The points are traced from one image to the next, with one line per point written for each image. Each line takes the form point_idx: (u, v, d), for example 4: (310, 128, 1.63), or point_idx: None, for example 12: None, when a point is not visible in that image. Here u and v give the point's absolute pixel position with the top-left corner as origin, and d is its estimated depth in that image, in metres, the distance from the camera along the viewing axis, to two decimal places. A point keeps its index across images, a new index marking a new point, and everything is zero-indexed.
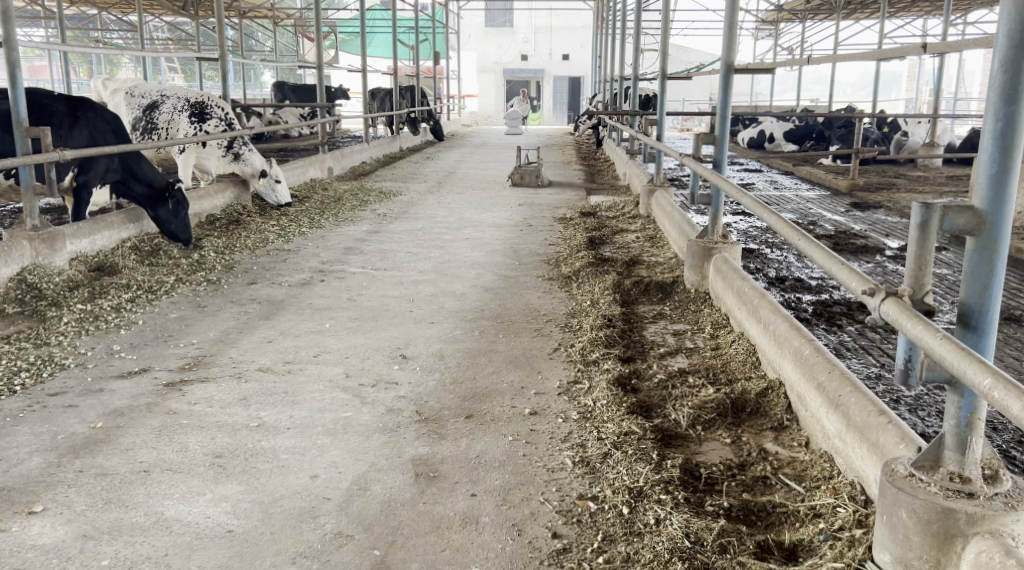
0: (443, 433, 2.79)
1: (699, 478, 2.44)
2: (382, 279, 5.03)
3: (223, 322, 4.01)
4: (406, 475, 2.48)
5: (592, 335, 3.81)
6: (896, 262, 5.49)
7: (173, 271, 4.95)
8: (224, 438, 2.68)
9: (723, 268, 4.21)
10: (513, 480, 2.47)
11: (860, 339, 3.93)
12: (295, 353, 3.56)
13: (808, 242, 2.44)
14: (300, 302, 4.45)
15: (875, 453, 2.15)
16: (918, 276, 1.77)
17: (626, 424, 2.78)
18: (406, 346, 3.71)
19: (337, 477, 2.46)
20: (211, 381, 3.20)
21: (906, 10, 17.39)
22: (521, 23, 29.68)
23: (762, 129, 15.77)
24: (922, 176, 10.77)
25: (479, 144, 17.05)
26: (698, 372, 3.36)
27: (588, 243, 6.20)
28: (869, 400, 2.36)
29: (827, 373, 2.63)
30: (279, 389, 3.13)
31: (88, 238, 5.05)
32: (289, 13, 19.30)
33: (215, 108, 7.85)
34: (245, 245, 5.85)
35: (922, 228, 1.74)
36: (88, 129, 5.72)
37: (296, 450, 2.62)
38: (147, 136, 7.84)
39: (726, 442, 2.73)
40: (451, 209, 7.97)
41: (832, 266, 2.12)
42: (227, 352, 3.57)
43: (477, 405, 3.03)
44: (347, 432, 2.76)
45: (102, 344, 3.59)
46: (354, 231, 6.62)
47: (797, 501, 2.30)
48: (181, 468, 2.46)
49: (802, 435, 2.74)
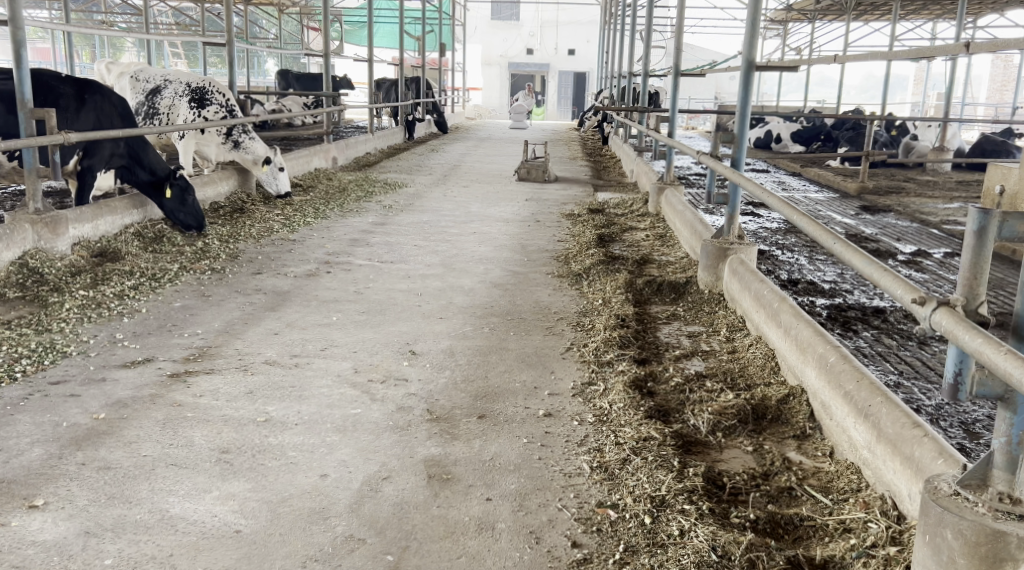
0: (456, 433, 2.70)
1: (723, 488, 2.36)
2: (389, 272, 4.93)
3: (228, 312, 3.92)
4: (419, 477, 2.39)
5: (606, 335, 3.72)
6: (909, 267, 5.41)
7: (177, 258, 4.85)
8: (230, 433, 2.60)
9: (740, 269, 4.13)
10: (529, 484, 2.38)
11: (876, 345, 3.85)
12: (301, 347, 3.47)
13: (843, 246, 2.36)
14: (306, 293, 4.36)
15: (909, 467, 2.08)
16: (972, 285, 1.70)
17: (645, 429, 2.70)
18: (416, 342, 3.62)
19: (348, 476, 2.37)
20: (217, 372, 3.12)
21: (916, 13, 17.27)
22: (527, 16, 29.48)
23: (770, 130, 15.69)
24: (931, 181, 10.69)
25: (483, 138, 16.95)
26: (716, 376, 3.28)
27: (597, 240, 6.10)
28: (903, 412, 2.27)
29: (854, 382, 2.54)
30: (287, 383, 3.04)
31: (91, 223, 4.97)
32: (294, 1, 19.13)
33: (216, 94, 7.68)
34: (249, 234, 5.75)
35: (980, 234, 1.67)
36: (94, 112, 5.62)
37: (305, 447, 2.54)
38: (149, 120, 7.72)
39: (746, 450, 2.65)
40: (457, 203, 7.87)
41: (875, 272, 2.04)
42: (232, 343, 3.47)
43: (490, 405, 2.95)
44: (357, 430, 2.68)
45: (105, 332, 3.50)
46: (360, 223, 6.52)
47: (825, 514, 2.22)
48: (186, 464, 2.38)
49: (826, 445, 2.66)
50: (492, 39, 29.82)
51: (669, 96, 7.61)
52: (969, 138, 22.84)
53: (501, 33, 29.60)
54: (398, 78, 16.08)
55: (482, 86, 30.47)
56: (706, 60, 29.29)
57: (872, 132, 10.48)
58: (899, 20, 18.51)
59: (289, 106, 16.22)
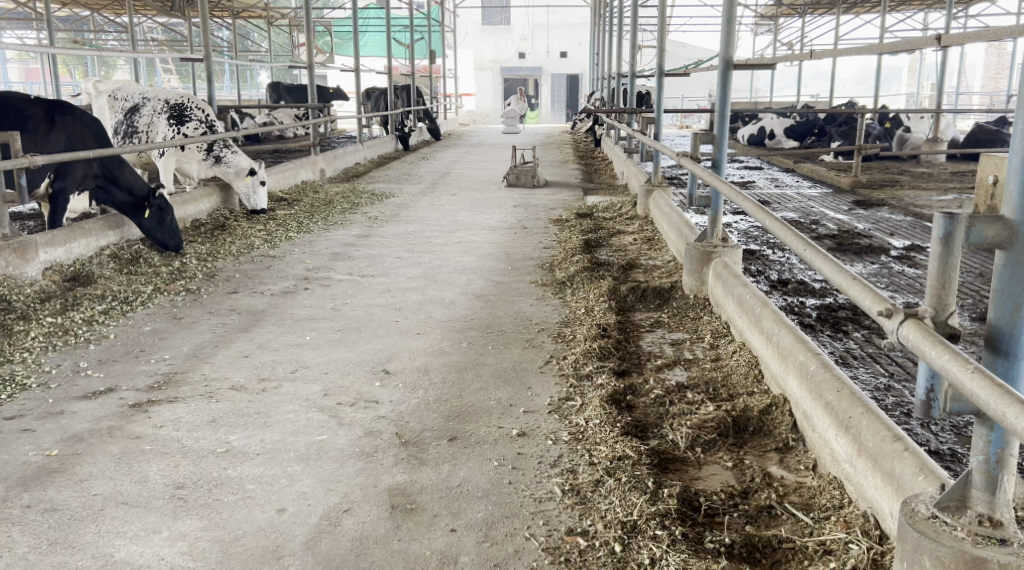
0: (424, 458, 2.60)
1: (699, 510, 2.25)
2: (369, 287, 4.84)
3: (199, 335, 3.83)
4: (381, 508, 2.29)
5: (586, 346, 3.61)
6: (901, 263, 5.30)
7: (151, 280, 4.76)
8: (188, 466, 2.50)
9: (724, 274, 4.03)
10: (497, 512, 2.28)
11: (867, 347, 3.73)
12: (271, 369, 3.37)
13: (814, 252, 2.26)
14: (281, 312, 4.26)
15: (890, 483, 1.97)
16: (940, 296, 1.62)
17: (620, 447, 2.59)
18: (390, 360, 3.52)
19: (307, 510, 2.27)
20: (181, 401, 3.01)
21: (906, 4, 17.19)
22: (518, 21, 29.49)
23: (762, 127, 15.59)
24: (926, 173, 10.59)
25: (476, 144, 16.87)
26: (698, 387, 3.17)
27: (584, 246, 5.99)
28: (884, 423, 2.16)
29: (835, 392, 2.43)
30: (251, 410, 2.94)
31: (64, 247, 4.89)
32: (283, 13, 19.06)
33: (195, 110, 7.60)
34: (229, 252, 5.65)
35: (946, 241, 1.58)
36: (66, 133, 5.54)
37: (265, 479, 2.44)
38: (128, 139, 7.61)
39: (727, 466, 2.54)
40: (444, 212, 7.77)
41: (844, 281, 1.94)
42: (199, 368, 3.37)
43: (461, 426, 2.84)
44: (321, 459, 2.57)
45: (68, 361, 3.41)
46: (344, 236, 6.42)
47: (804, 535, 2.12)
48: (138, 502, 2.29)
49: (809, 457, 2.55)
50: (483, 44, 29.81)
51: (655, 96, 7.45)
52: (963, 127, 22.79)
53: (492, 38, 29.59)
54: (388, 88, 16.01)
55: (475, 91, 30.37)
56: (697, 58, 29.18)
57: (864, 126, 10.36)
58: (890, 11, 18.44)
59: (278, 118, 16.14)
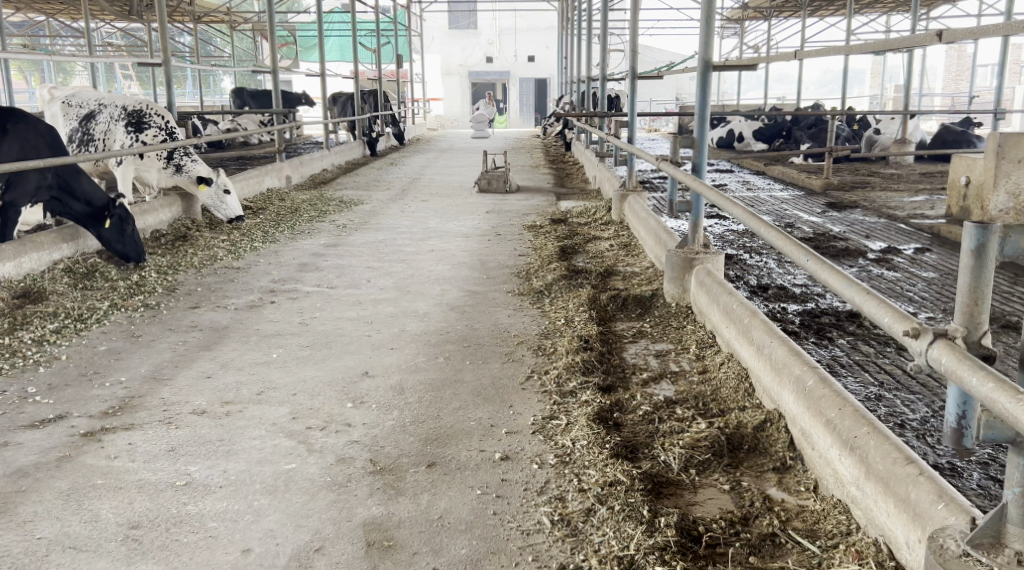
0: (401, 487, 2.42)
1: (699, 541, 2.11)
2: (338, 299, 4.63)
3: (158, 354, 3.61)
4: (356, 546, 2.11)
5: (569, 360, 3.46)
6: (880, 266, 5.21)
7: (108, 295, 4.51)
8: (144, 503, 2.30)
9: (706, 281, 3.90)
10: (480, 549, 2.10)
11: (853, 354, 3.62)
12: (235, 392, 3.16)
13: (819, 262, 2.13)
14: (246, 328, 4.04)
15: (905, 511, 1.84)
16: (972, 314, 1.55)
17: (611, 472, 2.43)
18: (363, 378, 3.34)
19: (275, 551, 2.09)
20: (137, 428, 2.80)
21: (871, 6, 17.31)
22: (485, 24, 29.37)
23: (732, 129, 15.61)
24: (895, 174, 10.59)
25: (445, 149, 16.65)
26: (687, 403, 3.03)
27: (560, 253, 5.84)
28: (892, 443, 2.03)
29: (837, 409, 2.29)
30: (213, 437, 2.73)
31: (13, 262, 4.63)
32: (246, 17, 18.69)
33: (154, 116, 7.32)
34: (191, 264, 5.40)
35: (979, 251, 1.52)
36: (18, 142, 5.27)
37: (228, 515, 2.25)
38: (84, 147, 7.34)
39: (724, 490, 2.39)
40: (414, 219, 7.58)
41: (857, 296, 1.82)
42: (158, 392, 3.15)
43: (440, 451, 2.66)
44: (289, 491, 2.38)
45: (15, 386, 3.18)
46: (311, 245, 6.20)
47: (813, 566, 1.98)
48: (87, 546, 2.09)
49: (810, 477, 2.41)
50: (451, 49, 29.64)
51: (627, 99, 7.27)
52: (929, 126, 23.10)
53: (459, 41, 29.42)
54: (354, 94, 15.75)
55: (443, 95, 30.12)
56: (665, 61, 29.21)
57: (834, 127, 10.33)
58: (854, 14, 18.60)
59: (242, 124, 15.78)
